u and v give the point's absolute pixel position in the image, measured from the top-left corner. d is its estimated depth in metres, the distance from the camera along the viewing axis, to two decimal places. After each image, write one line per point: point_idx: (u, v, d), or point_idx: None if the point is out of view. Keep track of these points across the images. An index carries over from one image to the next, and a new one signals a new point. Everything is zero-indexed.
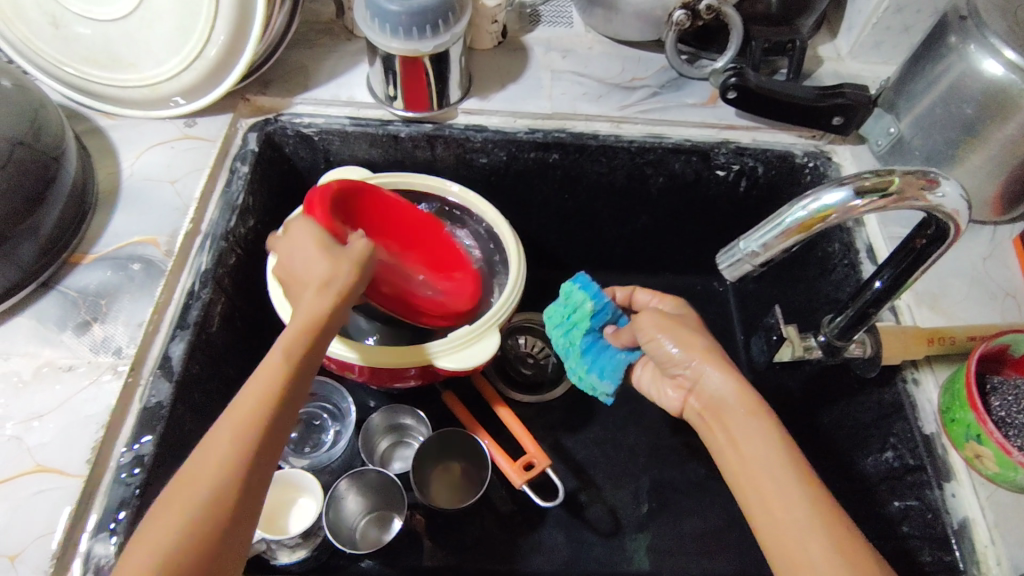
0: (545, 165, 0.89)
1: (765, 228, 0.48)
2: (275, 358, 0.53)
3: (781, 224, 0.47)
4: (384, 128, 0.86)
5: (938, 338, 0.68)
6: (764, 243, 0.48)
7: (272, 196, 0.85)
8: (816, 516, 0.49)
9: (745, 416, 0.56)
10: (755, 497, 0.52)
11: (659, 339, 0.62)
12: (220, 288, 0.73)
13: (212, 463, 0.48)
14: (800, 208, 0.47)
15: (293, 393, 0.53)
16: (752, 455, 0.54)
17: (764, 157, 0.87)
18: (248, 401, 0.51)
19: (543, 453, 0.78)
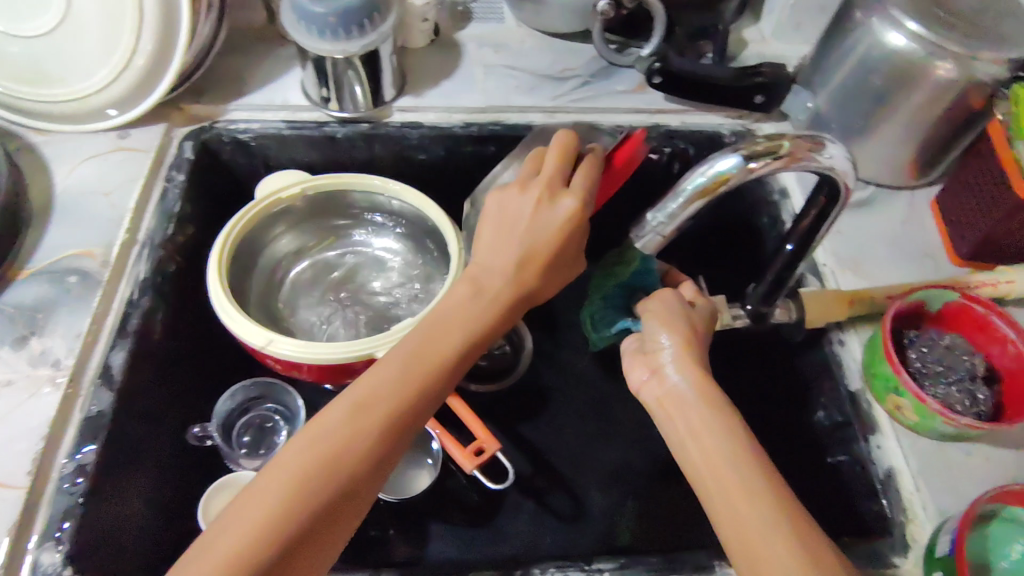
0: (483, 158, 0.91)
1: (669, 198, 0.51)
2: (404, 356, 0.57)
3: (683, 194, 0.50)
4: (320, 129, 0.87)
5: (857, 299, 0.71)
6: (670, 214, 0.51)
7: (211, 202, 0.86)
8: (772, 510, 0.48)
9: (704, 409, 0.55)
10: (712, 489, 0.51)
11: (655, 331, 0.61)
12: (161, 294, 0.73)
13: (313, 450, 0.51)
14: (697, 176, 0.49)
15: (425, 400, 0.56)
16: (712, 446, 0.53)
17: (694, 138, 0.89)
18: (370, 389, 0.55)
19: (494, 438, 0.78)
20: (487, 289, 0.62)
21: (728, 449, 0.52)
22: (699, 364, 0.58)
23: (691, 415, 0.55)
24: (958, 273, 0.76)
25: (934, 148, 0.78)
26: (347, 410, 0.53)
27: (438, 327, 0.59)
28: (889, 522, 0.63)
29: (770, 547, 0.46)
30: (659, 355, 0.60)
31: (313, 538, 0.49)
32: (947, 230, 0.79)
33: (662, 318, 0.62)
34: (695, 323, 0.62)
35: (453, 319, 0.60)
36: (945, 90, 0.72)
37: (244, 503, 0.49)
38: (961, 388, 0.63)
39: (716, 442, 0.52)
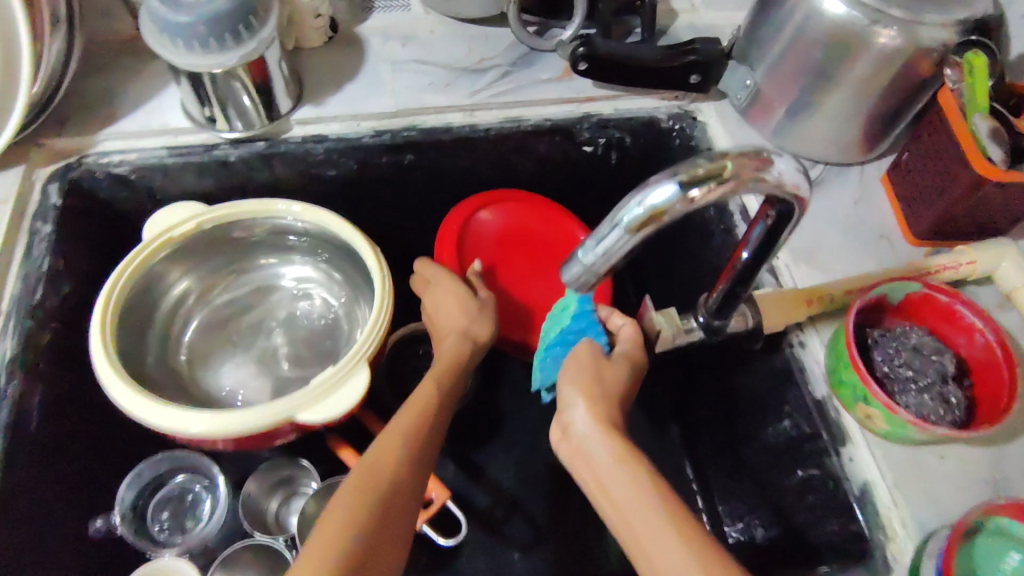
0: (401, 168, 0.82)
1: (601, 232, 0.43)
2: (412, 410, 0.61)
3: (616, 229, 0.42)
4: (209, 154, 0.76)
5: (817, 297, 0.66)
6: (603, 253, 0.43)
7: (91, 251, 0.75)
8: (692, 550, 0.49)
9: (611, 462, 0.56)
10: (631, 539, 0.53)
11: (565, 391, 0.62)
12: (36, 373, 0.63)
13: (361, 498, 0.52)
14: (631, 209, 0.41)
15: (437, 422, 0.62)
16: (623, 502, 0.54)
17: (629, 126, 0.83)
18: (397, 435, 0.58)
19: (444, 487, 0.72)
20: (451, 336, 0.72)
21: (638, 500, 0.53)
22: (608, 419, 0.59)
23: (606, 467, 0.56)
24: (915, 254, 0.72)
25: (882, 121, 0.73)
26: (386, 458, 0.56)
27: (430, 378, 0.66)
28: (868, 542, 0.59)
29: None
30: (570, 415, 0.61)
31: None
32: (901, 207, 0.74)
33: (574, 377, 0.63)
34: (606, 380, 0.63)
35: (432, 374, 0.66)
36: (891, 60, 0.66)
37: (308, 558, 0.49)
38: (933, 395, 0.58)
39: (626, 497, 0.53)
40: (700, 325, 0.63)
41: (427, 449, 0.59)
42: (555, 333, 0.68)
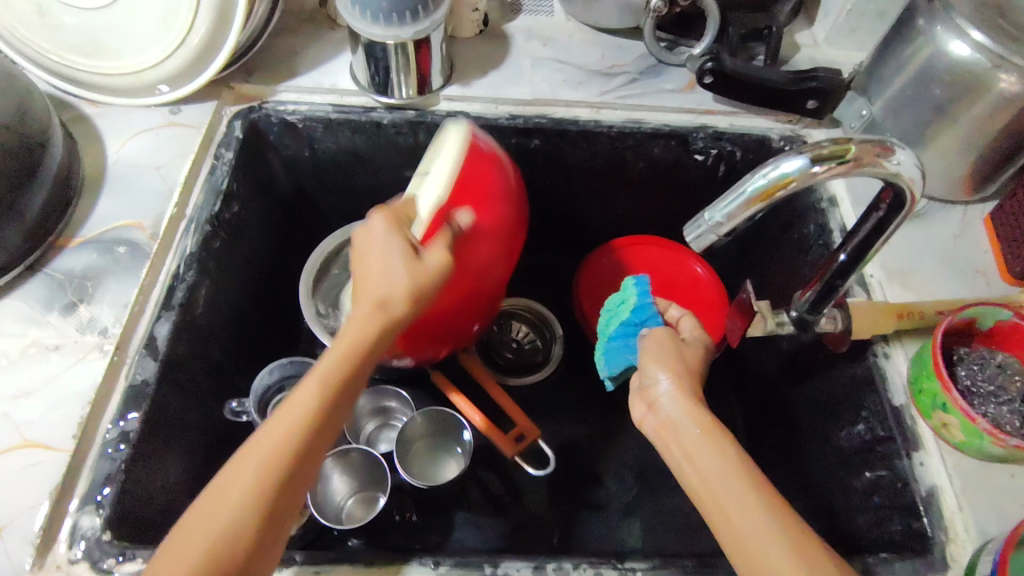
0: (526, 151, 0.90)
1: (728, 198, 0.50)
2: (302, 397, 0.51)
3: (743, 194, 0.49)
4: (367, 115, 0.87)
5: (907, 312, 0.69)
6: (728, 213, 0.50)
7: (256, 182, 0.86)
8: (777, 517, 0.48)
9: (699, 434, 0.54)
10: (716, 515, 0.51)
11: (650, 368, 0.62)
12: (206, 271, 0.74)
13: (243, 487, 0.47)
14: (760, 177, 0.48)
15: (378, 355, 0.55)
16: (708, 465, 0.52)
17: (742, 141, 0.88)
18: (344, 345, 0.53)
19: (533, 424, 0.82)
20: (364, 302, 0.55)
21: (720, 465, 0.52)
22: (693, 393, 0.59)
23: (693, 433, 0.55)
24: (1010, 292, 0.75)
25: (992, 164, 0.76)
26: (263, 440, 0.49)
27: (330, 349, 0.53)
28: (929, 540, 0.62)
29: (764, 554, 0.47)
30: (654, 387, 0.60)
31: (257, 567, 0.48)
32: (1001, 248, 0.77)
33: (658, 357, 0.63)
34: (687, 358, 0.64)
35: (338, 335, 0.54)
36: (1011, 105, 0.69)
37: (198, 509, 0.47)
38: (1011, 410, 0.62)
39: (709, 464, 0.52)
40: (793, 318, 0.69)
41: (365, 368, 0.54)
42: (616, 325, 0.73)
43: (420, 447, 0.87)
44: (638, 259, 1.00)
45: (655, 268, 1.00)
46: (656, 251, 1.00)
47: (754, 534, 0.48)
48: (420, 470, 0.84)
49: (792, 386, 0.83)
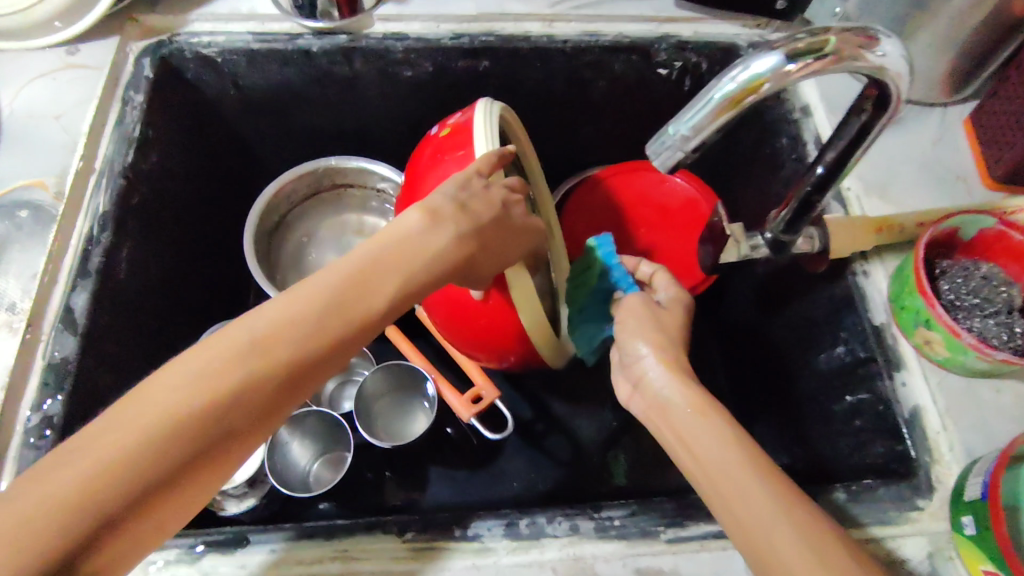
0: (476, 74, 0.82)
1: (694, 107, 0.44)
2: (315, 302, 0.45)
3: (711, 103, 0.43)
4: (293, 43, 0.77)
5: (887, 226, 0.65)
6: (693, 125, 0.44)
7: (178, 126, 0.77)
8: (791, 511, 0.43)
9: (690, 414, 0.50)
10: (717, 501, 0.46)
11: (629, 341, 0.56)
12: (126, 232, 0.67)
13: (163, 416, 0.39)
14: (728, 81, 0.42)
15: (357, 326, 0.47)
16: (712, 452, 0.47)
17: (707, 51, 0.81)
18: (339, 297, 0.46)
19: (493, 387, 0.72)
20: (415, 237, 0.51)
21: (722, 452, 0.47)
22: (683, 366, 0.54)
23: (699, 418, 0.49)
24: (991, 197, 0.71)
25: (974, 59, 0.71)
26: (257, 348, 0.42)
27: (393, 270, 0.49)
28: (912, 462, 0.60)
29: (777, 549, 0.42)
30: (638, 363, 0.55)
31: (169, 498, 0.40)
32: (982, 151, 0.73)
33: (632, 330, 0.57)
34: (667, 325, 0.58)
35: (406, 261, 0.50)
36: None
37: (108, 418, 0.39)
38: (997, 323, 0.59)
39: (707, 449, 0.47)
40: (768, 241, 0.64)
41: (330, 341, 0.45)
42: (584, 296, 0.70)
43: (383, 406, 0.83)
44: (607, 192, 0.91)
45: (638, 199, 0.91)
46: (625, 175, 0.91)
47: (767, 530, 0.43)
48: (381, 429, 0.81)
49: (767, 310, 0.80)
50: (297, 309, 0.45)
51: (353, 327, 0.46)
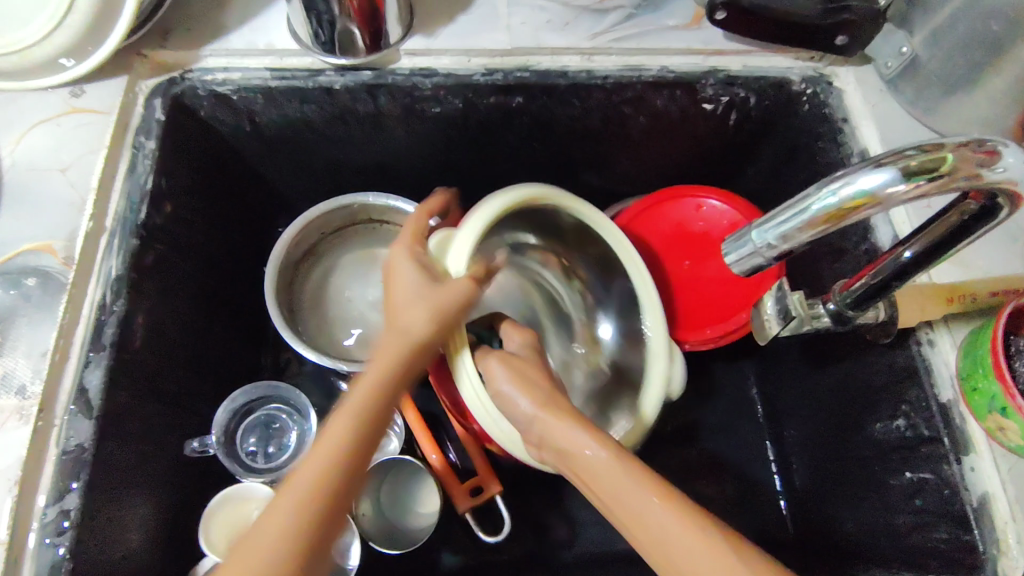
0: (509, 111, 0.77)
1: (786, 215, 0.40)
2: (325, 452, 0.46)
3: (804, 213, 0.39)
4: (314, 80, 0.71)
5: (958, 296, 0.61)
6: (782, 235, 0.41)
7: (193, 170, 0.72)
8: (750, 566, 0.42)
9: (607, 461, 0.51)
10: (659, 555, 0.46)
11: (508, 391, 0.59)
12: (141, 296, 0.63)
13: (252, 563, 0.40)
14: (828, 194, 0.38)
15: (355, 475, 0.46)
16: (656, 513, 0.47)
17: (757, 86, 0.76)
18: (344, 423, 0.47)
19: (497, 481, 0.72)
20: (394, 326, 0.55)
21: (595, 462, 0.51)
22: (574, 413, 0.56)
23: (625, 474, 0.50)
24: None
25: None
26: (287, 495, 0.43)
27: (368, 383, 0.50)
28: (980, 555, 0.57)
29: None
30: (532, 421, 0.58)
31: None
32: None
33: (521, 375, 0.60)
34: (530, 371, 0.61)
35: (367, 374, 0.51)
36: None
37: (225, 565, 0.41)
38: None
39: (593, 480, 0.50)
40: (832, 312, 0.59)
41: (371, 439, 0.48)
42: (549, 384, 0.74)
43: (387, 492, 0.75)
44: (656, 218, 0.86)
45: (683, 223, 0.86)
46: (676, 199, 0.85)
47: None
48: (391, 505, 0.74)
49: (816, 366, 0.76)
50: (328, 433, 0.46)
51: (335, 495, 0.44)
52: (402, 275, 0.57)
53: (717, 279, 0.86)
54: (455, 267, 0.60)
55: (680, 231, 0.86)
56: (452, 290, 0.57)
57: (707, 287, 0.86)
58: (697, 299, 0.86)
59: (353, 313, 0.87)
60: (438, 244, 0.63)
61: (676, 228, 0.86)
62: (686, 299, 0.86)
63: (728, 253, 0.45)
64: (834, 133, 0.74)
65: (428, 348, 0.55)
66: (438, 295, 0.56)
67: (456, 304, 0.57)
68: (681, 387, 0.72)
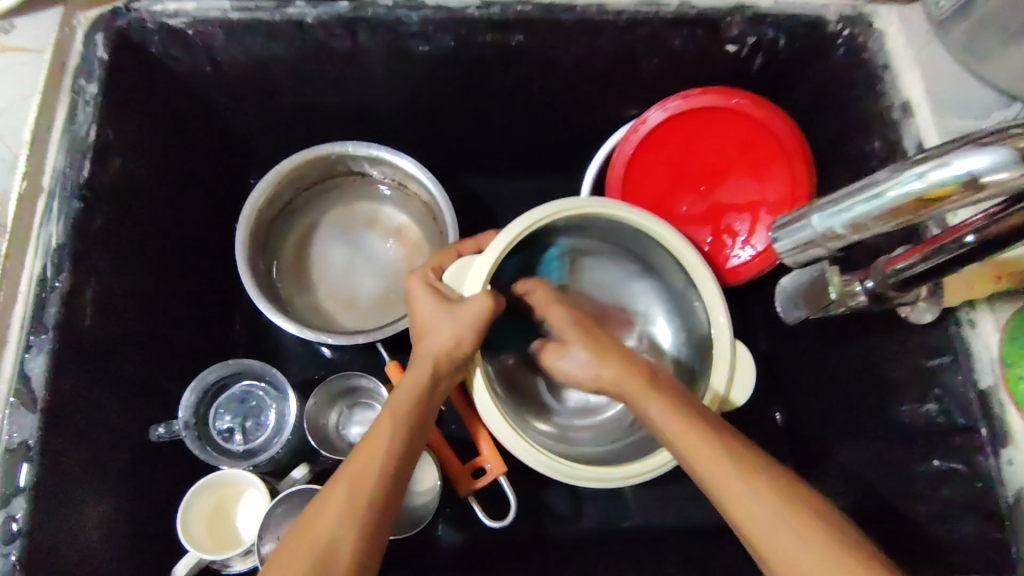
0: (507, 50, 0.67)
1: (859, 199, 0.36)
2: (374, 449, 0.56)
3: (878, 202, 0.35)
4: (280, 12, 0.61)
5: (1009, 272, 0.54)
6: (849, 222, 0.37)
7: (144, 118, 0.63)
8: (766, 493, 0.47)
9: (692, 424, 0.51)
10: (734, 510, 0.47)
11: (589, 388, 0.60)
12: (89, 268, 0.56)
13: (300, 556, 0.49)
14: (914, 177, 0.34)
15: (387, 503, 0.54)
16: (708, 448, 0.49)
17: (789, 25, 0.66)
18: (373, 470, 0.54)
19: (500, 461, 0.66)
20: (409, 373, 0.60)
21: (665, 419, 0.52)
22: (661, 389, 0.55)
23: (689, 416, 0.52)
24: None
25: None
26: (350, 479, 0.53)
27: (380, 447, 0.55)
28: None
29: (801, 550, 0.44)
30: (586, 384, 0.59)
31: None
32: None
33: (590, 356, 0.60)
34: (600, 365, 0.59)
35: (380, 441, 0.56)
36: None
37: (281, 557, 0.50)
38: None
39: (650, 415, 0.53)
40: (866, 295, 0.53)
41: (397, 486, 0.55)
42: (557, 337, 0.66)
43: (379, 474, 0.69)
44: (663, 146, 0.73)
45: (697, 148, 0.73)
46: (676, 115, 0.70)
47: (756, 511, 0.46)
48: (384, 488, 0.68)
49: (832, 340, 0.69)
50: (377, 436, 0.57)
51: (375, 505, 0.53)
52: (419, 304, 0.62)
53: (737, 204, 0.72)
54: (469, 290, 0.62)
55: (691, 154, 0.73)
56: (468, 310, 0.59)
57: (727, 217, 0.73)
58: (718, 233, 0.73)
59: (337, 273, 0.80)
60: (454, 273, 0.64)
61: (680, 156, 0.73)
62: (705, 236, 0.73)
63: (782, 238, 0.42)
64: (871, 80, 0.64)
65: (452, 361, 0.61)
66: (461, 316, 0.59)
67: (477, 322, 0.60)
68: (749, 391, 0.62)
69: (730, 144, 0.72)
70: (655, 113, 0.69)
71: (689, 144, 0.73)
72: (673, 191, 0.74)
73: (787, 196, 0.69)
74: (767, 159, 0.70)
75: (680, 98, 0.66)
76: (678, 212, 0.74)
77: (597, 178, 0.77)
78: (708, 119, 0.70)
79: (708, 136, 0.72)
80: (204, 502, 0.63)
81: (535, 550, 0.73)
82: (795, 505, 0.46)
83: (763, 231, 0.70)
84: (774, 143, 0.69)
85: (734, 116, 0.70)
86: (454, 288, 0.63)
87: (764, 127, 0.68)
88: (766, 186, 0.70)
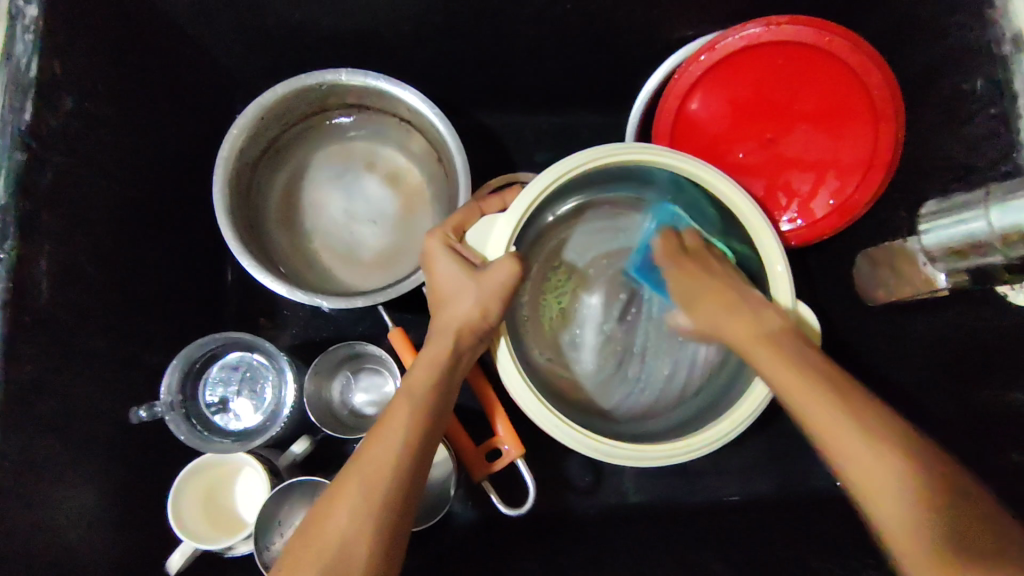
0: None
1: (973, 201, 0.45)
2: (388, 436, 0.45)
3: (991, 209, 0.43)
4: None
5: None
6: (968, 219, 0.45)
7: (101, 43, 0.53)
8: (868, 419, 0.40)
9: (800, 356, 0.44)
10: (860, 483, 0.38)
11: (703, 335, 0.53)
12: (40, 230, 0.47)
13: (311, 560, 0.40)
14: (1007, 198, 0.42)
15: (411, 490, 0.44)
16: (793, 362, 0.43)
17: None
18: (390, 450, 0.45)
19: (517, 443, 0.60)
20: (431, 346, 0.50)
21: (733, 331, 0.48)
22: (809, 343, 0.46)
23: (785, 341, 0.45)
24: None
25: None
26: (365, 470, 0.43)
27: (398, 426, 0.46)
28: None
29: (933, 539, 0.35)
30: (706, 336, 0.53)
31: None
32: None
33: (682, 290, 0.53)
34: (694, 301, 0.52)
35: (398, 419, 0.46)
36: None
37: (289, 561, 0.40)
38: None
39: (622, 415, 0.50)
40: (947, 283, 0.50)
41: (418, 472, 0.45)
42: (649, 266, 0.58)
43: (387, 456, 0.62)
44: (734, 79, 0.62)
45: (775, 91, 0.62)
46: (754, 46, 0.60)
47: (870, 463, 0.38)
48: None
49: (892, 315, 0.60)
50: (391, 422, 0.46)
51: (399, 494, 0.43)
52: (438, 270, 0.51)
53: (802, 161, 0.62)
54: (492, 253, 0.50)
55: (764, 98, 0.62)
56: (494, 276, 0.48)
57: (787, 173, 0.63)
58: (772, 190, 0.63)
59: (336, 220, 0.70)
60: (476, 233, 0.52)
61: (748, 97, 0.62)
62: (759, 193, 0.63)
63: (931, 233, 0.49)
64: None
65: (477, 332, 0.50)
66: (487, 279, 0.49)
67: (507, 288, 0.49)
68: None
69: (809, 93, 0.61)
70: (737, 38, 0.59)
71: (761, 84, 0.62)
72: (730, 135, 0.63)
73: (863, 160, 0.60)
74: (846, 115, 0.60)
75: (765, 26, 0.59)
76: (732, 160, 0.63)
77: (642, 118, 0.67)
78: (794, 59, 0.60)
79: (780, 79, 0.61)
80: (194, 490, 0.56)
81: (553, 534, 0.66)
82: (909, 448, 0.38)
83: (825, 195, 0.62)
84: (866, 100, 0.59)
85: (820, 61, 0.60)
86: (474, 251, 0.51)
87: (852, 74, 0.59)
88: (839, 145, 0.61)
